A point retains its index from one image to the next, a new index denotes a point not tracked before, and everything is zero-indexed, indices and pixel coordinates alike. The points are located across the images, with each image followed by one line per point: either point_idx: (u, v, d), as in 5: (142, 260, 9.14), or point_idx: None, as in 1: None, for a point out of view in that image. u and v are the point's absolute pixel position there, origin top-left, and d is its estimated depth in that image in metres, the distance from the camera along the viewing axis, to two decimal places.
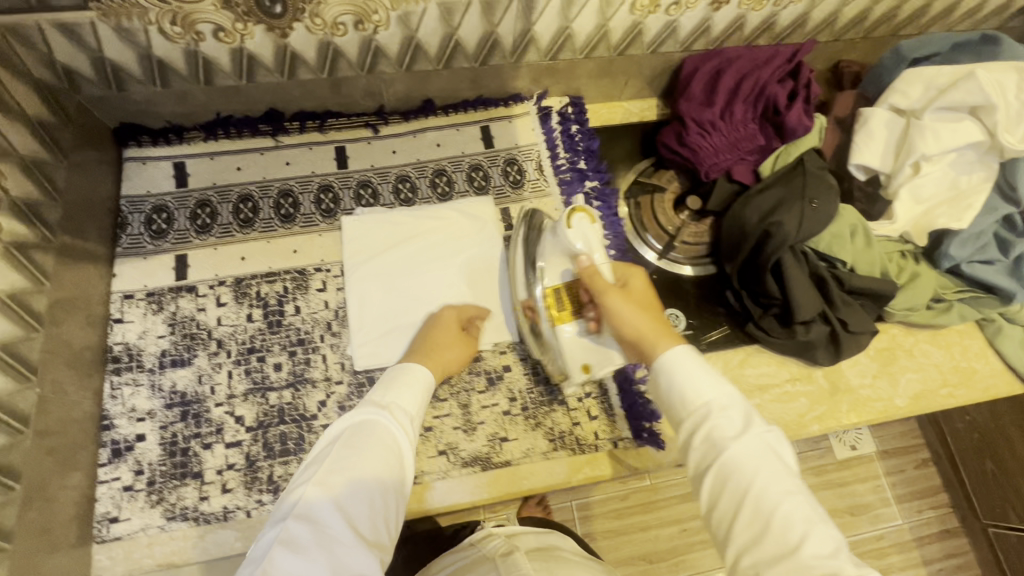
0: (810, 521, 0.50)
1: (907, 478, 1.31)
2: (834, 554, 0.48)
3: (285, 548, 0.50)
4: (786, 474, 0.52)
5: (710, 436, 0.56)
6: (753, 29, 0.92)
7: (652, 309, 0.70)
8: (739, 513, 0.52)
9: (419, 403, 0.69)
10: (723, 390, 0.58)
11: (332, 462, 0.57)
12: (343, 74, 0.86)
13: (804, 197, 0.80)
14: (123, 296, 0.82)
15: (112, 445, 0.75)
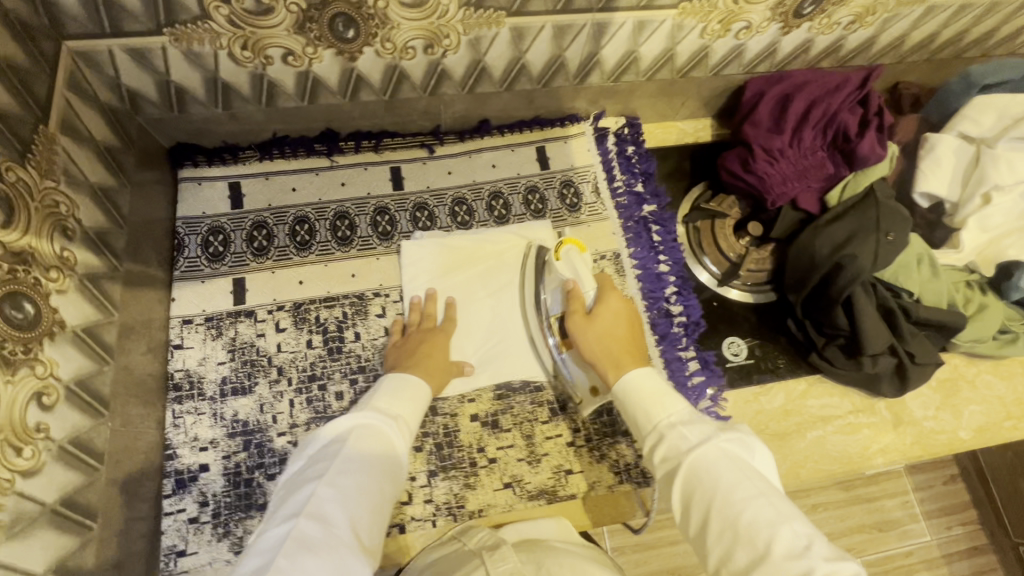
0: (773, 519, 0.49)
1: (935, 493, 1.28)
2: (802, 547, 0.47)
3: (296, 548, 0.48)
4: (745, 476, 0.53)
5: (670, 452, 0.58)
6: (818, 53, 0.90)
7: (619, 334, 0.73)
8: (711, 528, 0.52)
9: (417, 414, 0.68)
10: (679, 411, 0.62)
11: (341, 465, 0.55)
12: (405, 96, 0.84)
13: (879, 229, 0.78)
14: (182, 321, 0.81)
15: (176, 476, 0.74)
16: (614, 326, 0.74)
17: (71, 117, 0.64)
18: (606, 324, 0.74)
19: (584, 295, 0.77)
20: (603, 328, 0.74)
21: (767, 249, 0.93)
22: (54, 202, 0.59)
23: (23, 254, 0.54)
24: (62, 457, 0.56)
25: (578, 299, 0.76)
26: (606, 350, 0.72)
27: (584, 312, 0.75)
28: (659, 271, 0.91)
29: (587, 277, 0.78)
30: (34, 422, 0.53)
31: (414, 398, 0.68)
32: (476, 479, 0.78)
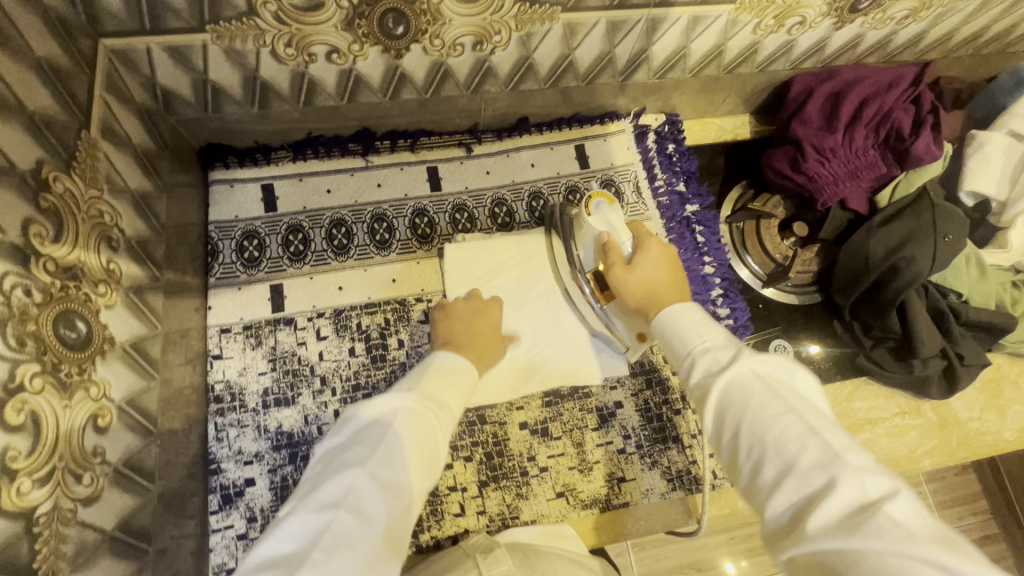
0: (805, 434, 0.42)
1: (947, 484, 1.21)
2: (836, 462, 0.40)
3: (327, 547, 0.40)
4: (777, 393, 0.45)
5: (704, 372, 0.50)
6: (866, 48, 0.88)
7: (663, 282, 0.65)
8: (740, 450, 0.45)
9: (463, 401, 0.60)
10: (713, 335, 0.53)
11: (382, 450, 0.48)
12: (446, 94, 0.81)
13: (937, 232, 0.77)
14: (220, 330, 0.78)
15: (221, 491, 0.72)
16: (655, 275, 0.65)
17: (110, 120, 0.60)
18: (647, 274, 0.65)
19: (621, 247, 0.67)
20: (643, 277, 0.65)
21: (811, 251, 0.93)
22: (100, 211, 0.56)
23: (74, 269, 0.51)
24: (119, 480, 0.54)
25: (615, 252, 0.66)
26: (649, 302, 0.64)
27: (623, 264, 0.66)
28: (704, 273, 0.90)
29: (621, 226, 0.67)
30: (92, 446, 0.50)
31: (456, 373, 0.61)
32: (528, 489, 0.76)
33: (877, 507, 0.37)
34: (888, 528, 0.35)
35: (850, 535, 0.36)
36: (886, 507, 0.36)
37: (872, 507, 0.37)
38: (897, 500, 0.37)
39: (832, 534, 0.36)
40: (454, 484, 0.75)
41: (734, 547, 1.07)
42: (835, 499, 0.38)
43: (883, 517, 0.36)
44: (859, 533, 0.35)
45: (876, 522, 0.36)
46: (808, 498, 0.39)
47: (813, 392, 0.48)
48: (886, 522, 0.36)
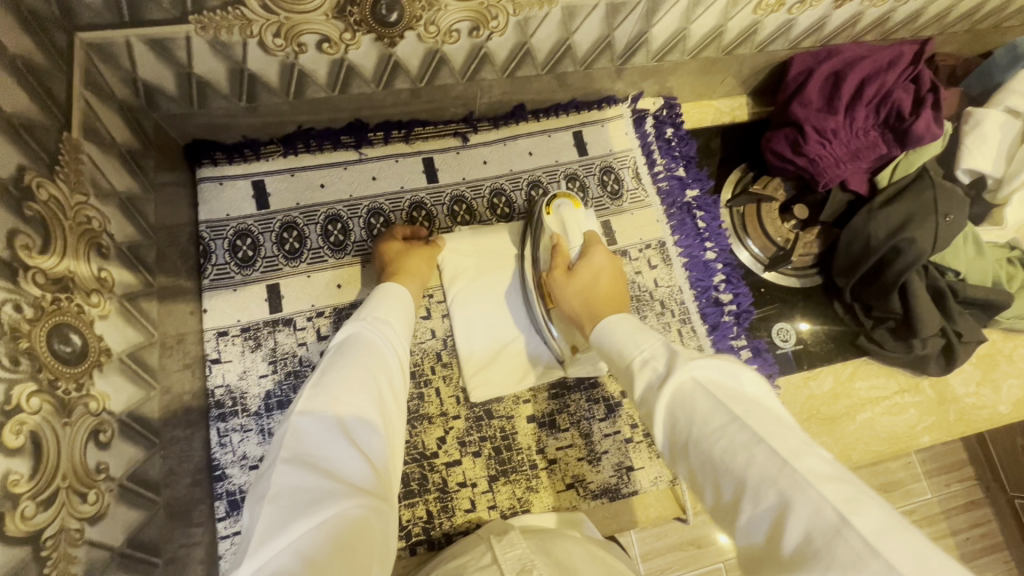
0: (750, 444, 0.39)
1: (935, 453, 1.24)
2: (783, 472, 0.36)
3: (296, 439, 0.46)
4: (717, 402, 0.42)
5: (643, 394, 0.48)
6: (864, 27, 0.87)
7: (601, 289, 0.66)
8: (696, 469, 0.42)
9: (407, 319, 0.64)
10: (651, 344, 0.51)
11: (327, 367, 0.53)
12: (442, 82, 0.78)
13: (939, 212, 0.77)
14: (217, 333, 0.76)
15: (228, 497, 0.71)
16: (593, 282, 0.66)
17: (92, 120, 0.57)
18: (584, 280, 0.67)
19: (569, 251, 0.72)
20: (582, 284, 0.66)
21: (812, 234, 0.93)
22: (87, 217, 0.53)
23: (65, 279, 0.48)
24: (125, 495, 0.52)
25: (562, 256, 0.70)
26: (584, 305, 0.65)
27: (566, 267, 0.69)
28: (706, 258, 0.90)
29: (573, 230, 0.73)
30: (95, 463, 0.48)
31: (391, 292, 0.65)
32: (538, 482, 0.76)
33: (840, 524, 0.33)
34: (850, 543, 0.33)
35: (822, 566, 0.33)
36: (850, 523, 0.33)
37: (836, 523, 0.33)
38: (858, 510, 0.34)
39: (804, 563, 0.33)
40: (464, 480, 0.75)
41: (733, 523, 1.09)
42: (796, 520, 0.35)
43: (850, 534, 0.33)
44: (832, 564, 0.32)
45: (844, 546, 0.33)
46: (770, 522, 0.36)
47: (760, 392, 0.44)
48: (856, 545, 0.32)
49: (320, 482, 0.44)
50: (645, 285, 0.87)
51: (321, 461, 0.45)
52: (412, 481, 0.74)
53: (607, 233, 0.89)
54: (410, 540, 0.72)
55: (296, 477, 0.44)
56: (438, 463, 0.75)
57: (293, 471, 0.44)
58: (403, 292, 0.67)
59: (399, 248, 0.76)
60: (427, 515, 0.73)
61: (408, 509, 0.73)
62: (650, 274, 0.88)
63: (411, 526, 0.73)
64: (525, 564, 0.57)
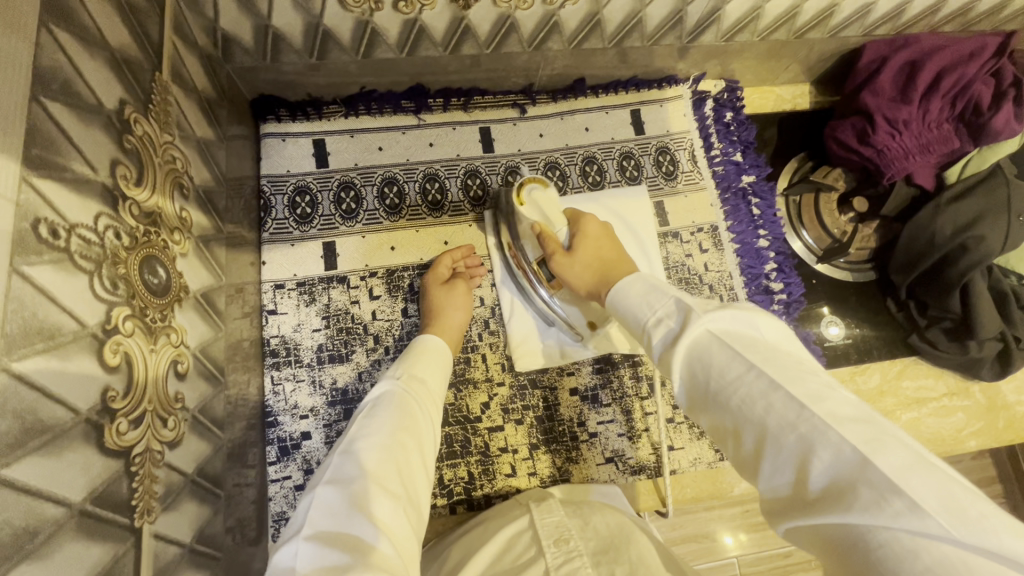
0: (768, 391, 0.39)
1: (963, 468, 1.22)
2: (804, 417, 0.36)
3: (320, 511, 0.45)
4: (737, 351, 0.41)
5: (660, 353, 0.48)
6: (945, 16, 0.83)
7: (608, 256, 0.66)
8: (718, 419, 0.42)
9: (442, 383, 0.65)
10: (664, 302, 0.50)
11: (354, 433, 0.53)
12: (508, 50, 0.78)
13: (1011, 210, 0.75)
14: (274, 285, 0.78)
15: (279, 443, 0.73)
16: (599, 252, 0.66)
17: (179, 64, 0.59)
18: (590, 252, 0.66)
19: (557, 236, 0.69)
20: (589, 256, 0.66)
21: (870, 227, 0.91)
22: (172, 157, 0.55)
23: (154, 214, 0.50)
24: (196, 426, 0.54)
25: (553, 241, 0.68)
26: (596, 275, 0.64)
27: (562, 250, 0.68)
28: (759, 246, 0.88)
29: (555, 215, 0.70)
30: (174, 391, 0.51)
31: (437, 358, 0.67)
32: (577, 454, 0.77)
33: (862, 464, 0.33)
34: (874, 483, 0.32)
35: (844, 505, 0.33)
36: (872, 463, 0.33)
37: (858, 464, 0.33)
38: (879, 450, 0.33)
39: (828, 504, 0.34)
40: (505, 445, 0.76)
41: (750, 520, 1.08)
42: (819, 463, 0.35)
43: (872, 474, 0.33)
44: (853, 504, 0.33)
45: (868, 487, 0.32)
46: (792, 466, 0.36)
47: (781, 339, 0.43)
48: (880, 485, 0.32)
49: (338, 556, 0.41)
50: (694, 268, 0.87)
51: (340, 534, 0.43)
52: (456, 442, 0.75)
53: (659, 213, 0.88)
54: (451, 498, 0.74)
55: (314, 553, 0.41)
56: (481, 427, 0.76)
57: (310, 548, 0.42)
58: (444, 352, 0.68)
59: (437, 290, 0.76)
60: (468, 476, 0.75)
61: (451, 469, 0.75)
62: (700, 258, 0.87)
63: (453, 484, 0.74)
64: (561, 533, 0.57)
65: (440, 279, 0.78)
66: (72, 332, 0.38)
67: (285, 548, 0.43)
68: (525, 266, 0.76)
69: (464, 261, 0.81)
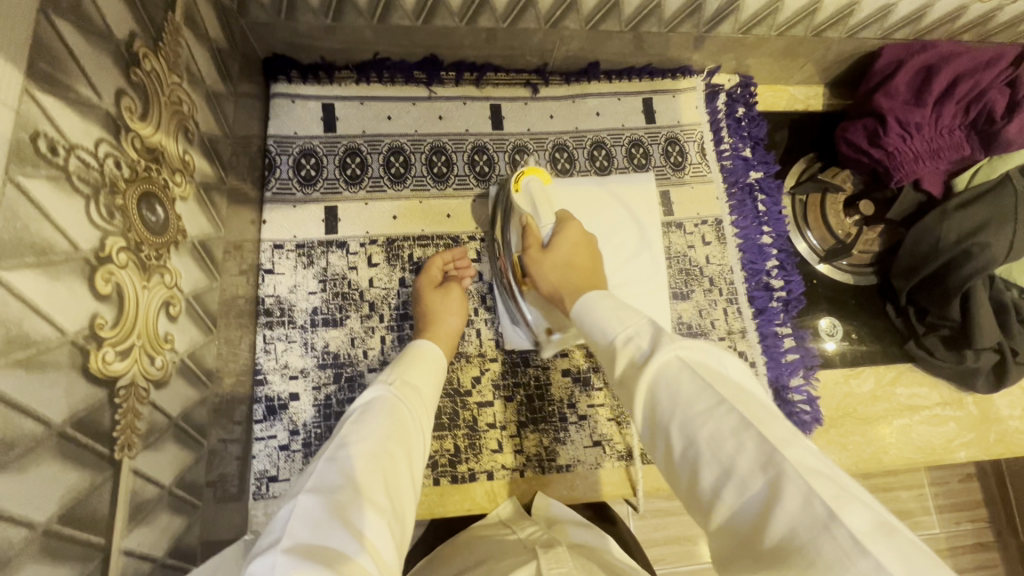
0: (737, 429, 0.38)
1: (950, 490, 1.21)
2: (772, 462, 0.35)
3: (302, 518, 0.42)
4: (708, 384, 0.41)
5: (623, 371, 0.48)
6: (965, 24, 0.83)
7: (578, 261, 0.65)
8: (676, 454, 0.41)
9: (434, 393, 0.63)
10: (636, 324, 0.50)
11: (342, 440, 0.51)
12: (524, 26, 0.78)
13: (1017, 219, 0.74)
14: (273, 245, 0.78)
15: (267, 402, 0.73)
16: (571, 255, 0.66)
17: (193, 9, 0.59)
18: (565, 252, 0.66)
19: (540, 231, 0.71)
20: (560, 258, 0.66)
21: (875, 231, 0.91)
22: (178, 99, 0.54)
23: (156, 151, 0.50)
24: (183, 370, 0.54)
25: (533, 236, 0.70)
26: (563, 279, 0.64)
27: (539, 247, 0.68)
28: (762, 243, 0.88)
29: (543, 209, 0.72)
30: (164, 332, 0.50)
31: (433, 367, 0.65)
32: (565, 435, 0.77)
33: (828, 519, 0.32)
34: (838, 539, 0.31)
35: (803, 562, 0.31)
36: (840, 519, 0.32)
37: (826, 518, 0.32)
38: (847, 507, 0.32)
39: (784, 558, 0.32)
40: (494, 421, 0.76)
41: None
42: (781, 515, 0.33)
43: (838, 531, 0.31)
44: (814, 561, 0.31)
45: (831, 543, 0.31)
46: (753, 514, 0.35)
47: (745, 380, 0.43)
48: (846, 543, 0.31)
49: (320, 570, 0.38)
50: (695, 260, 0.86)
51: (322, 547, 0.40)
52: (444, 414, 0.75)
53: (664, 203, 0.88)
54: (435, 470, 0.73)
55: (293, 564, 0.38)
56: (471, 402, 0.76)
57: (291, 559, 0.38)
58: (440, 362, 0.67)
59: (431, 293, 0.75)
60: (454, 449, 0.74)
61: (437, 440, 0.74)
62: (702, 250, 0.87)
63: (439, 457, 0.74)
64: None
65: (433, 282, 0.76)
66: (64, 253, 0.38)
67: (262, 557, 0.39)
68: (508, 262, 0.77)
69: (453, 263, 0.79)
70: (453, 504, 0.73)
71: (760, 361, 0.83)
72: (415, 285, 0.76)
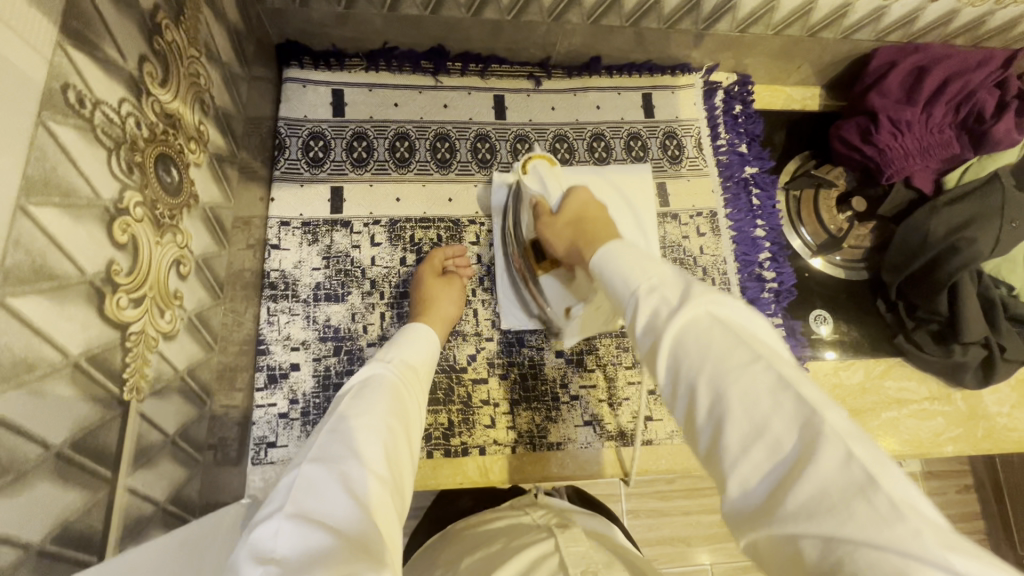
0: (770, 387, 0.36)
1: (947, 500, 1.23)
2: (810, 422, 0.33)
3: (302, 490, 0.42)
4: (740, 339, 0.39)
5: (646, 323, 0.44)
6: (957, 28, 0.85)
7: (591, 216, 0.66)
8: (698, 412, 0.39)
9: (428, 373, 0.65)
10: (659, 273, 0.47)
11: (341, 413, 0.51)
12: (528, 19, 0.81)
13: (1005, 215, 0.76)
14: (280, 222, 0.80)
15: (268, 371, 0.75)
16: (580, 214, 0.66)
17: None
18: (574, 211, 0.67)
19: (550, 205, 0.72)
20: (570, 218, 0.67)
21: (867, 228, 0.93)
22: (195, 72, 0.57)
23: (174, 117, 0.53)
24: (190, 328, 0.56)
25: (543, 210, 0.72)
26: (575, 236, 0.64)
27: (550, 217, 0.70)
28: (755, 236, 0.90)
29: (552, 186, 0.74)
30: (174, 288, 0.53)
31: (426, 346, 0.66)
32: (557, 414, 0.78)
33: (868, 483, 0.30)
34: (880, 504, 0.29)
35: (839, 524, 0.29)
36: (880, 484, 0.30)
37: (865, 483, 0.30)
38: (888, 472, 0.31)
39: (817, 517, 0.30)
40: (488, 398, 0.78)
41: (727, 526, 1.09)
42: (815, 476, 0.31)
43: (878, 496, 0.30)
44: (849, 523, 0.29)
45: (870, 507, 0.29)
46: (781, 475, 0.33)
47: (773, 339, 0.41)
48: (885, 507, 0.29)
49: (323, 538, 0.38)
50: (690, 250, 0.88)
51: (325, 517, 0.40)
52: (439, 389, 0.77)
53: (661, 194, 0.90)
54: (429, 443, 0.75)
55: (297, 533, 0.38)
56: (465, 378, 0.78)
57: (294, 526, 0.38)
58: (434, 345, 0.69)
59: (431, 279, 0.77)
60: (448, 424, 0.76)
61: (432, 415, 0.76)
62: (696, 241, 0.89)
63: (433, 430, 0.76)
64: (589, 565, 0.48)
65: (435, 270, 0.79)
66: (87, 199, 0.40)
67: (264, 525, 0.39)
68: (519, 255, 0.80)
69: (454, 259, 0.81)
70: (445, 477, 0.75)
71: None
72: (417, 271, 0.78)
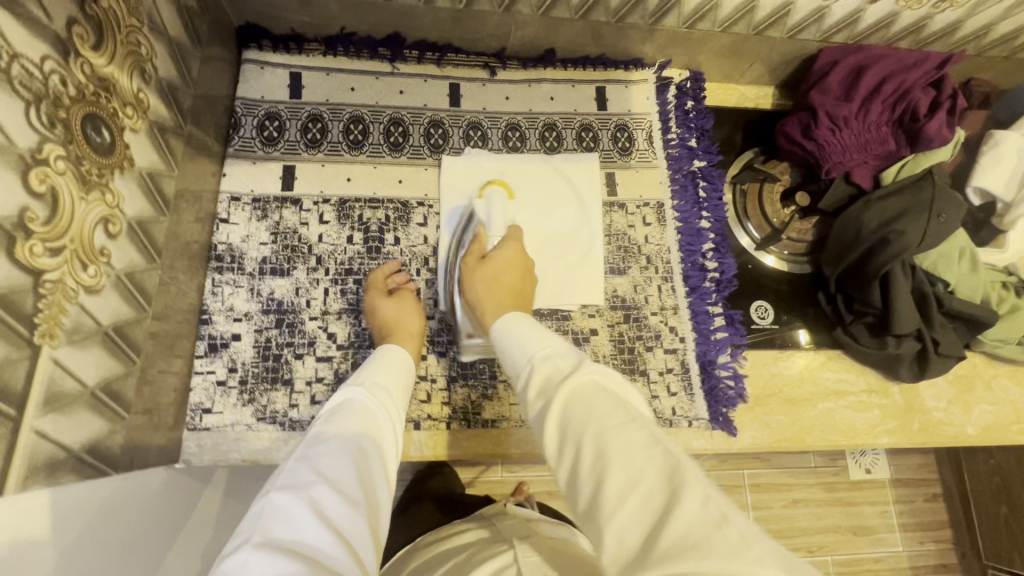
0: (645, 445, 0.42)
1: (915, 509, 1.27)
2: (675, 476, 0.39)
3: (274, 519, 0.43)
4: (621, 407, 0.46)
5: (544, 383, 0.52)
6: (900, 30, 0.87)
7: (506, 278, 0.75)
8: (582, 467, 0.44)
9: (404, 388, 0.66)
10: (551, 344, 0.57)
11: (312, 440, 0.52)
12: (479, 9, 0.83)
13: (931, 211, 0.79)
14: (231, 197, 0.82)
15: (209, 340, 0.77)
16: (502, 270, 0.76)
17: None
18: (496, 267, 0.76)
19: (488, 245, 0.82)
20: (491, 271, 0.75)
21: (809, 223, 0.95)
22: (135, 42, 0.60)
23: (107, 81, 0.55)
24: (118, 287, 0.58)
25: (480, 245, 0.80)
26: (489, 292, 0.73)
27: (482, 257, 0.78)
28: (700, 227, 0.92)
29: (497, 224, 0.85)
30: (100, 245, 0.55)
31: (400, 365, 0.68)
32: (494, 392, 0.80)
33: (720, 519, 0.36)
34: (727, 536, 0.35)
35: (695, 555, 0.34)
36: (729, 520, 0.36)
37: (716, 519, 0.36)
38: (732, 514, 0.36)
39: (676, 552, 0.35)
40: (425, 374, 0.79)
41: None
42: (677, 521, 0.36)
43: (729, 529, 0.35)
44: (704, 553, 0.34)
45: (720, 539, 0.34)
46: (647, 521, 0.38)
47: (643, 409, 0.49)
48: (733, 538, 0.35)
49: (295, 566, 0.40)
50: (635, 238, 0.90)
51: (298, 545, 0.42)
52: None
53: (609, 184, 0.92)
54: None
55: (269, 560, 0.40)
56: None
57: (264, 556, 0.40)
58: (408, 363, 0.70)
59: (384, 301, 0.78)
60: None
61: None
62: (642, 230, 0.91)
63: None
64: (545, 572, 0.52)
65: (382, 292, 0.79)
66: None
67: (234, 555, 0.40)
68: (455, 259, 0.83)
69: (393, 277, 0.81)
70: None
71: (690, 337, 0.86)
72: (366, 296, 0.79)
